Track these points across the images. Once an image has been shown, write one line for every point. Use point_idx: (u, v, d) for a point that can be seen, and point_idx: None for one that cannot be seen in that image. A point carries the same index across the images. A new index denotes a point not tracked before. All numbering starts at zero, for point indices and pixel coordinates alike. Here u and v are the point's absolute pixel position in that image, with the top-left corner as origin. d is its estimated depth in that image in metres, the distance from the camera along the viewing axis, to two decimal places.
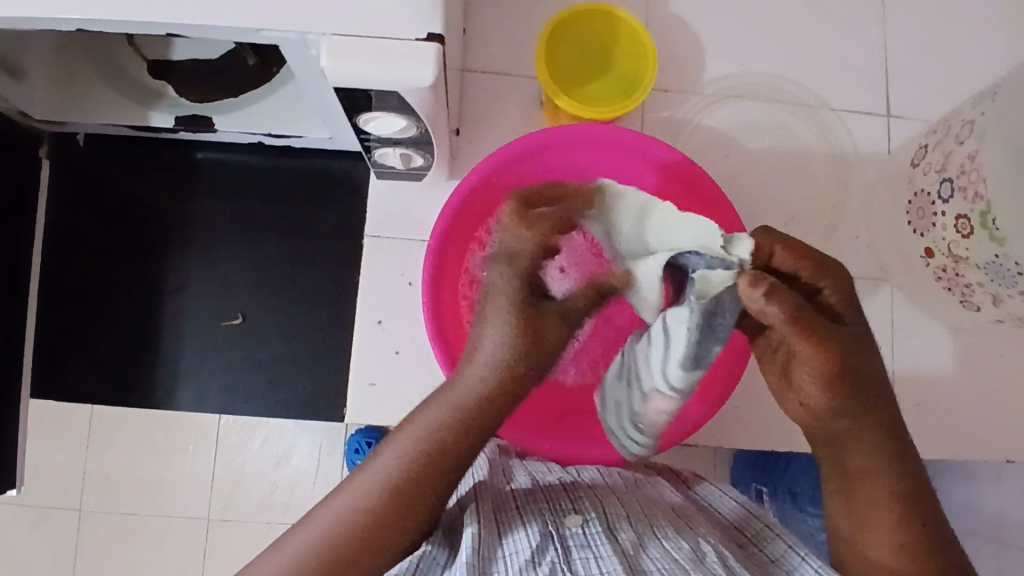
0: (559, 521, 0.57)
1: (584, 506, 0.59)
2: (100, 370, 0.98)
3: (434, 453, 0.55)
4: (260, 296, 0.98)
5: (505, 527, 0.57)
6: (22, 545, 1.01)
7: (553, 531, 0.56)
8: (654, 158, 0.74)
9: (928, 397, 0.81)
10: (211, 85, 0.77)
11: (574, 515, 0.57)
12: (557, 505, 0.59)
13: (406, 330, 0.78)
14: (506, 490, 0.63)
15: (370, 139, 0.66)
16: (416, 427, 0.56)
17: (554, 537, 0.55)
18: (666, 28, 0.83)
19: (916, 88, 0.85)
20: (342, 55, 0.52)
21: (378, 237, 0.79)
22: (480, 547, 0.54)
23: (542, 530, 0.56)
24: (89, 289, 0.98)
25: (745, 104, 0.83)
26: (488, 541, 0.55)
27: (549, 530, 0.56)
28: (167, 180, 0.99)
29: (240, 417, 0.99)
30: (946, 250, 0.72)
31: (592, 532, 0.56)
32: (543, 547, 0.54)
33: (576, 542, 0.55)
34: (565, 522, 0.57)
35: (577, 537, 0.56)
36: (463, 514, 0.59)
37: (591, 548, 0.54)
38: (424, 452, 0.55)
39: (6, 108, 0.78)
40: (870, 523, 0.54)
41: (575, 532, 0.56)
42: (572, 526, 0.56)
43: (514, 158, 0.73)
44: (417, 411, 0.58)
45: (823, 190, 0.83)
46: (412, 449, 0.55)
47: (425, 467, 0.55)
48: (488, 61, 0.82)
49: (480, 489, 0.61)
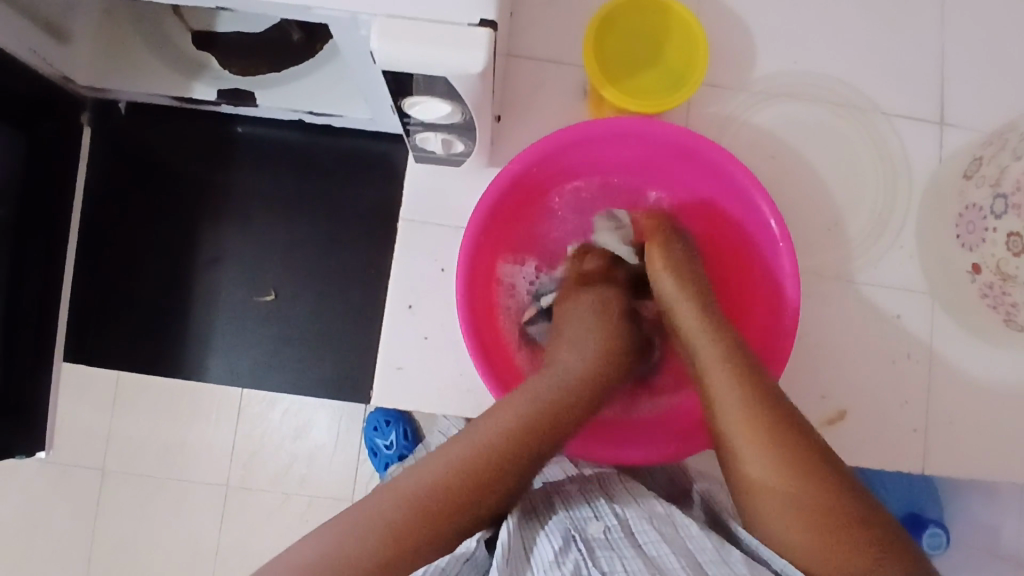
0: (581, 526, 0.60)
1: (604, 511, 0.62)
2: (130, 336, 0.99)
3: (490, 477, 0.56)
4: (290, 272, 0.99)
5: (531, 532, 0.60)
6: (45, 499, 1.03)
7: (576, 534, 0.59)
8: (701, 154, 0.72)
9: (964, 416, 0.79)
10: (257, 59, 0.77)
11: (595, 520, 0.61)
12: (577, 511, 0.62)
13: (436, 317, 0.78)
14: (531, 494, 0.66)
15: (412, 122, 0.65)
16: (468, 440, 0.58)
17: (577, 541, 0.58)
18: (718, 22, 0.81)
19: (972, 97, 0.82)
20: (394, 36, 0.51)
21: (414, 220, 0.78)
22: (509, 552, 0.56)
23: (565, 534, 0.59)
24: (124, 253, 0.99)
25: (795, 103, 0.81)
26: (514, 548, 0.57)
27: (571, 534, 0.59)
28: (207, 154, 0.99)
29: (263, 392, 1.00)
30: (994, 267, 0.72)
31: (614, 536, 0.58)
32: (566, 549, 0.57)
33: (599, 544, 0.58)
34: (587, 527, 0.60)
35: (599, 540, 0.58)
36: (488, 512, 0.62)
37: (614, 549, 0.57)
38: (445, 495, 0.55)
39: (51, 73, 0.78)
40: (794, 524, 0.54)
41: (597, 537, 0.59)
42: (594, 530, 0.59)
43: (553, 150, 0.72)
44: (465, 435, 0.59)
45: (872, 196, 0.81)
46: (437, 488, 0.55)
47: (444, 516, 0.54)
48: (534, 47, 0.81)
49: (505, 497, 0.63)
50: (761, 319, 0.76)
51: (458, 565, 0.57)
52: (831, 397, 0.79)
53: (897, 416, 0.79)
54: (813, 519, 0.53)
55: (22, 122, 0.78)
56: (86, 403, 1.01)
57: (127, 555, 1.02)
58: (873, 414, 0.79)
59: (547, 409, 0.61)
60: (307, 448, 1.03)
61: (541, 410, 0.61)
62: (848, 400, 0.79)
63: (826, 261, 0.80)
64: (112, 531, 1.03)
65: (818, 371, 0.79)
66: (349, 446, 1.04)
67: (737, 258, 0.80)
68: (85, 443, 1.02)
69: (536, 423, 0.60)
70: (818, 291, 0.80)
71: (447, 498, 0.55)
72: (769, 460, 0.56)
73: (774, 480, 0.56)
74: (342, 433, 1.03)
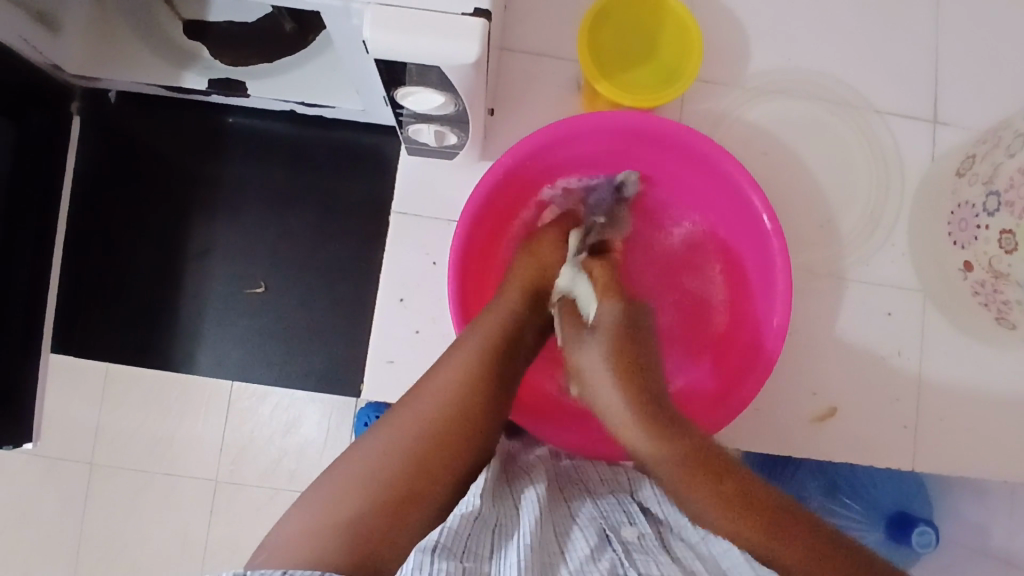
0: (615, 527, 0.58)
1: (639, 518, 0.60)
2: (118, 330, 0.99)
3: (451, 414, 0.57)
4: (282, 265, 0.98)
5: (561, 527, 0.57)
6: (32, 493, 1.02)
7: (610, 533, 0.57)
8: (695, 150, 0.72)
9: (953, 413, 0.79)
10: (246, 50, 0.77)
11: (629, 523, 0.58)
12: (612, 513, 0.60)
13: (427, 311, 0.77)
14: (560, 494, 0.63)
15: (405, 113, 0.64)
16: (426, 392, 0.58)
17: (611, 540, 0.56)
18: (712, 17, 0.81)
19: (965, 96, 0.82)
20: (387, 26, 0.50)
21: (405, 214, 0.78)
22: (537, 540, 0.53)
23: (599, 532, 0.57)
24: (112, 245, 0.98)
25: (788, 100, 0.81)
26: (542, 537, 0.54)
27: (605, 534, 0.57)
28: (199, 146, 0.98)
29: (252, 384, 0.99)
30: (987, 264, 0.73)
31: (649, 543, 0.56)
32: (601, 548, 0.55)
33: (633, 548, 0.55)
34: (621, 530, 0.58)
35: (634, 544, 0.56)
36: (516, 497, 0.60)
37: (649, 554, 0.54)
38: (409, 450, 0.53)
39: (40, 62, 0.77)
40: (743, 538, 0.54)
41: (632, 541, 0.56)
42: (628, 533, 0.57)
43: (547, 142, 0.72)
44: (421, 385, 0.59)
45: (864, 193, 0.81)
46: (415, 428, 0.55)
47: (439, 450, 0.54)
48: (527, 40, 0.80)
49: (533, 485, 0.62)
50: (750, 317, 0.76)
51: (471, 526, 0.53)
52: (820, 393, 0.79)
53: (886, 414, 0.79)
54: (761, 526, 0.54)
55: (9, 109, 0.77)
56: (73, 397, 1.00)
57: (113, 551, 1.02)
58: (862, 411, 0.79)
59: (492, 353, 0.63)
60: (297, 443, 1.02)
61: (479, 354, 0.62)
62: (838, 397, 0.79)
63: (817, 257, 0.80)
64: (98, 527, 1.02)
65: (808, 367, 0.79)
66: (339, 441, 1.03)
67: (728, 243, 0.79)
68: (71, 438, 1.01)
69: (481, 373, 0.61)
70: (809, 287, 0.80)
71: (425, 435, 0.55)
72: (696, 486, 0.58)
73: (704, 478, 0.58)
74: (331, 429, 1.02)
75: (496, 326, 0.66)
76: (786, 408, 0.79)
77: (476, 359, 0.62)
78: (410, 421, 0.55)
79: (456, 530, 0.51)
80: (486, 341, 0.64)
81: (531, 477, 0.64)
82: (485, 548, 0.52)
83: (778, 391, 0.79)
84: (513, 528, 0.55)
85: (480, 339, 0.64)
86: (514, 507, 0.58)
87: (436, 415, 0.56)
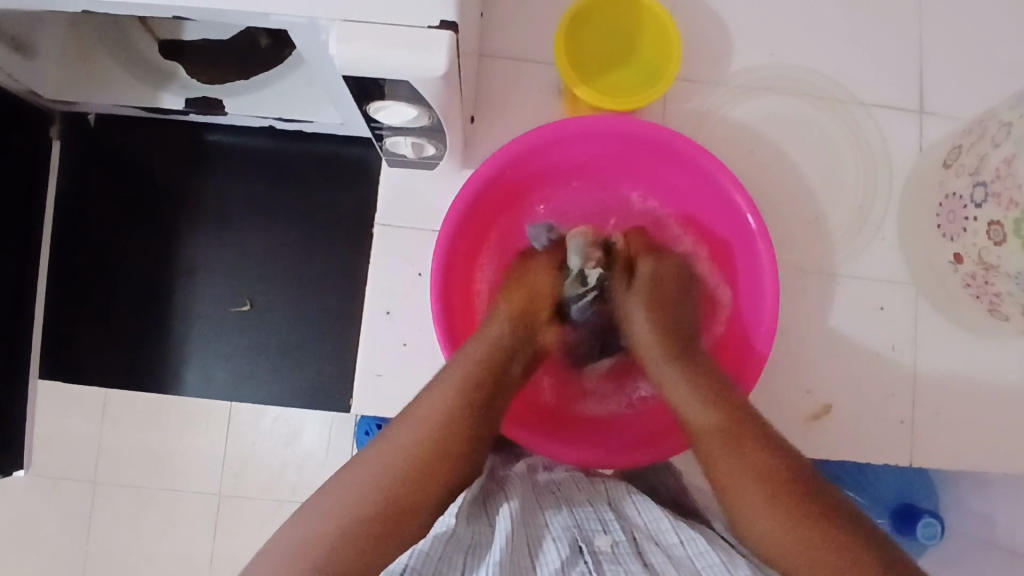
0: (587, 536, 0.59)
1: (611, 525, 0.61)
2: (111, 351, 0.98)
3: (447, 428, 0.58)
4: (272, 280, 0.98)
5: (535, 537, 0.58)
6: (35, 516, 1.02)
7: (583, 545, 0.58)
8: (676, 151, 0.71)
9: (951, 405, 0.78)
10: (225, 68, 0.76)
11: (602, 532, 0.60)
12: (583, 520, 0.61)
13: (415, 323, 0.77)
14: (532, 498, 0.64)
15: (382, 127, 0.64)
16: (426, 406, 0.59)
17: (583, 552, 0.58)
18: (692, 16, 0.80)
19: (952, 85, 0.81)
20: (353, 45, 0.50)
21: (390, 225, 0.77)
22: (513, 556, 0.55)
23: (572, 544, 0.58)
24: (103, 266, 0.98)
25: (772, 95, 0.80)
26: (518, 550, 0.56)
27: (578, 544, 0.58)
28: (184, 163, 0.98)
29: (248, 401, 0.99)
30: (977, 257, 0.72)
31: (619, 552, 0.58)
32: (572, 561, 0.57)
33: (604, 558, 0.58)
34: (594, 538, 0.59)
35: (604, 553, 0.58)
36: (489, 506, 0.61)
37: (619, 565, 0.57)
38: (387, 483, 0.53)
39: (17, 87, 0.77)
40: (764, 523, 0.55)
41: (603, 550, 0.58)
42: (601, 543, 0.59)
43: (525, 150, 0.71)
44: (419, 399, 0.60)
45: (853, 188, 0.80)
46: (406, 447, 0.55)
47: (427, 469, 0.55)
48: (505, 45, 0.79)
49: (505, 494, 0.63)
50: (739, 316, 0.75)
51: (442, 547, 0.54)
52: (816, 391, 0.78)
53: (883, 409, 0.78)
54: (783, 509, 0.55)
55: None
56: (71, 419, 1.00)
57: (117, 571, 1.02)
58: (859, 407, 0.78)
59: (488, 368, 0.63)
60: (298, 455, 1.02)
61: (475, 368, 0.62)
62: (834, 394, 0.78)
63: (808, 255, 0.79)
64: (101, 547, 1.02)
65: (802, 365, 0.78)
66: (341, 451, 1.02)
67: (709, 235, 0.78)
68: (71, 459, 1.02)
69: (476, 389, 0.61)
70: (801, 284, 0.79)
71: (416, 454, 0.55)
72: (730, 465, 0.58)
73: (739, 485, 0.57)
74: (333, 439, 1.02)
75: (486, 341, 0.65)
76: (782, 407, 0.78)
77: (460, 391, 0.60)
78: (403, 438, 0.56)
79: (426, 552, 0.53)
80: (481, 352, 0.64)
81: (501, 483, 0.65)
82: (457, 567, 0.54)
83: (774, 390, 0.78)
84: (486, 547, 0.56)
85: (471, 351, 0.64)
86: (488, 524, 0.59)
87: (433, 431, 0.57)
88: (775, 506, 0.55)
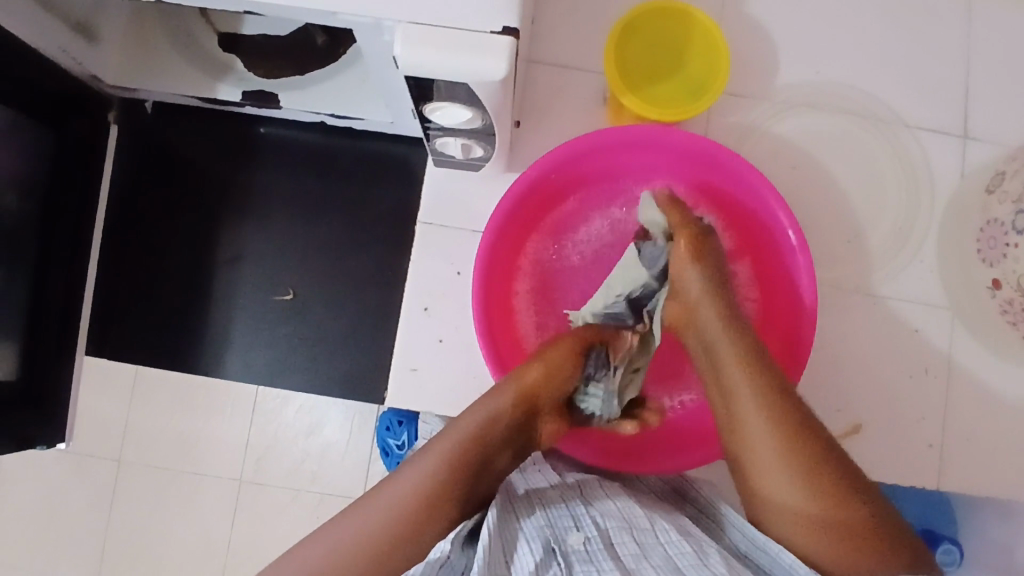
0: (560, 537, 0.60)
1: (584, 522, 0.61)
2: (147, 332, 1.01)
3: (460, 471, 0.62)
4: (307, 273, 1.00)
5: (510, 540, 0.59)
6: (64, 489, 1.04)
7: (555, 546, 0.59)
8: (721, 164, 0.72)
9: (981, 432, 0.78)
10: (278, 62, 0.79)
11: (575, 529, 0.60)
12: (557, 522, 0.62)
13: (452, 320, 0.78)
14: (510, 502, 0.65)
15: (433, 127, 0.65)
16: (448, 443, 0.63)
17: (556, 555, 0.58)
18: (741, 31, 0.81)
19: (998, 112, 0.81)
20: (418, 45, 0.51)
21: (432, 224, 0.79)
22: (490, 563, 0.56)
23: (545, 546, 0.59)
24: (146, 249, 1.01)
25: (816, 113, 0.81)
26: (494, 554, 0.57)
27: (551, 546, 0.59)
28: (229, 152, 1.00)
29: (279, 388, 1.01)
30: (1016, 283, 0.74)
31: (592, 548, 0.58)
32: (546, 563, 0.57)
33: (577, 558, 0.58)
34: (566, 539, 0.60)
35: (578, 553, 0.58)
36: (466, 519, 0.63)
37: (592, 562, 0.57)
38: (378, 535, 0.59)
39: (78, 71, 0.79)
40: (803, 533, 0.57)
41: (576, 548, 0.58)
42: (574, 541, 0.59)
43: (571, 156, 0.73)
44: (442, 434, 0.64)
45: (892, 210, 0.80)
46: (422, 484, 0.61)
47: (433, 506, 0.61)
48: (556, 53, 0.81)
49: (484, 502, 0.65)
50: (777, 329, 0.76)
51: None
52: (846, 411, 0.78)
53: (911, 432, 0.78)
54: (823, 526, 0.56)
55: (47, 118, 0.79)
56: (105, 396, 1.03)
57: (140, 548, 1.04)
58: (887, 429, 0.78)
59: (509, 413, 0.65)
60: (319, 446, 1.04)
61: (495, 413, 0.65)
62: (864, 414, 0.78)
63: (843, 273, 0.80)
64: (126, 523, 1.04)
65: (832, 384, 0.79)
66: (361, 444, 1.04)
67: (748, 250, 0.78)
68: (103, 435, 1.04)
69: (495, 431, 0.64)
70: (835, 302, 0.80)
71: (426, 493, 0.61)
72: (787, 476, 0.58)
73: (795, 502, 0.58)
74: (353, 433, 1.04)
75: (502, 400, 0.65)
76: None
77: (460, 449, 0.63)
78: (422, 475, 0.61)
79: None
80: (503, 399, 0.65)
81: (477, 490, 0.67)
82: None
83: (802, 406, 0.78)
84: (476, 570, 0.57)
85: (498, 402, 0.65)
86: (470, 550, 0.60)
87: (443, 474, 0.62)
88: (821, 528, 0.56)
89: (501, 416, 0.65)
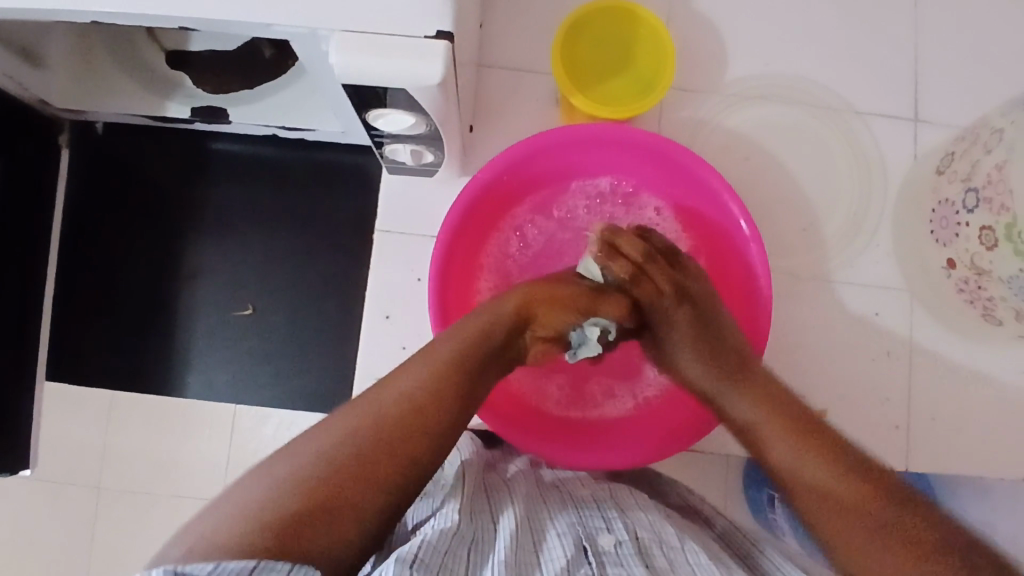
0: (592, 536, 0.56)
1: (615, 524, 0.58)
2: (115, 355, 1.00)
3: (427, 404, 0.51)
4: (271, 287, 0.99)
5: (540, 537, 0.56)
6: None
7: (587, 545, 0.55)
8: (671, 159, 0.73)
9: (944, 411, 0.79)
10: (226, 77, 0.78)
11: (606, 531, 0.57)
12: (589, 522, 0.59)
13: (413, 327, 0.78)
14: (539, 504, 0.63)
15: (382, 135, 0.65)
16: (407, 374, 0.53)
17: (587, 554, 0.54)
18: (688, 26, 0.82)
19: (946, 93, 0.82)
20: (353, 52, 0.51)
21: (389, 232, 0.79)
22: (516, 554, 0.52)
23: (575, 544, 0.55)
24: (109, 271, 1.00)
25: (766, 104, 0.81)
26: (522, 545, 0.54)
27: (582, 545, 0.55)
28: (188, 170, 1.00)
29: (251, 406, 0.99)
30: (969, 262, 0.73)
31: (625, 551, 0.54)
32: (576, 562, 0.53)
33: (609, 560, 0.54)
34: (598, 538, 0.56)
35: (610, 554, 0.54)
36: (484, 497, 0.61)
37: (624, 565, 0.53)
38: (333, 469, 0.45)
39: (26, 95, 0.79)
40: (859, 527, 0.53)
41: (608, 550, 0.55)
42: (605, 542, 0.55)
43: (523, 156, 0.73)
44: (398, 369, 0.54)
45: (846, 195, 0.81)
46: (381, 410, 0.49)
47: (402, 437, 0.48)
48: (505, 56, 0.81)
49: (509, 493, 0.63)
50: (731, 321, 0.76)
51: (448, 540, 0.51)
52: (810, 396, 0.79)
53: (876, 415, 0.78)
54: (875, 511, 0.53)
55: None
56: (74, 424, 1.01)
57: None
58: (851, 413, 0.78)
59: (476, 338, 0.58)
60: None
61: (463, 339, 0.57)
62: (827, 400, 0.79)
63: (801, 261, 0.80)
64: None
65: (796, 371, 0.79)
66: None
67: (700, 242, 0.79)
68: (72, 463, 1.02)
69: (465, 355, 0.56)
70: (794, 290, 0.80)
71: (388, 419, 0.49)
72: (825, 476, 0.56)
73: (837, 494, 0.55)
74: None
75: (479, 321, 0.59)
76: None
77: (427, 376, 0.53)
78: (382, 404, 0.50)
79: (433, 545, 0.49)
80: (472, 323, 0.58)
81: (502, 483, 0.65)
82: (461, 564, 0.50)
83: None
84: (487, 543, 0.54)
85: (466, 329, 0.58)
86: (491, 522, 0.57)
87: (408, 404, 0.50)
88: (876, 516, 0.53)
89: (470, 342, 0.57)
